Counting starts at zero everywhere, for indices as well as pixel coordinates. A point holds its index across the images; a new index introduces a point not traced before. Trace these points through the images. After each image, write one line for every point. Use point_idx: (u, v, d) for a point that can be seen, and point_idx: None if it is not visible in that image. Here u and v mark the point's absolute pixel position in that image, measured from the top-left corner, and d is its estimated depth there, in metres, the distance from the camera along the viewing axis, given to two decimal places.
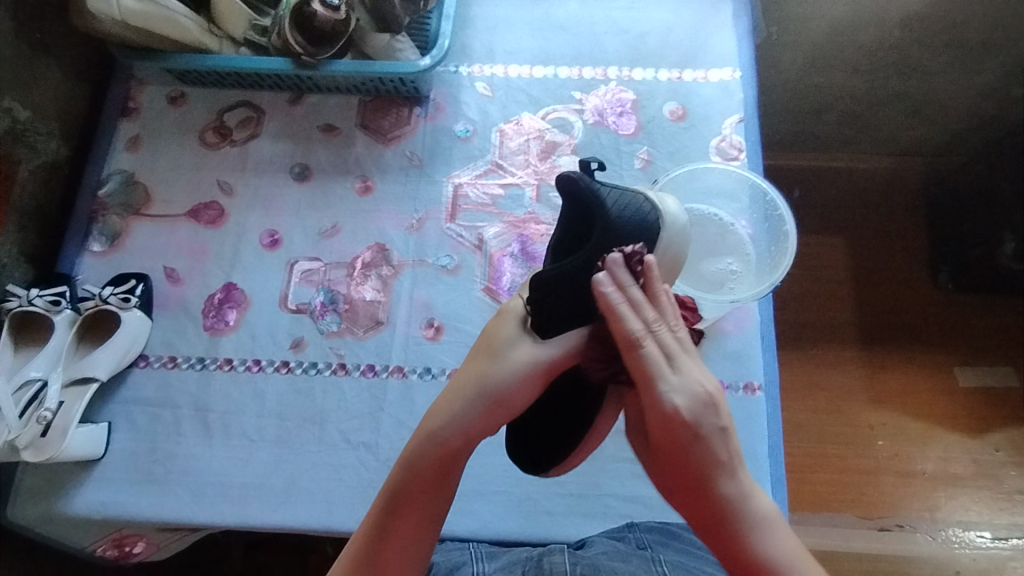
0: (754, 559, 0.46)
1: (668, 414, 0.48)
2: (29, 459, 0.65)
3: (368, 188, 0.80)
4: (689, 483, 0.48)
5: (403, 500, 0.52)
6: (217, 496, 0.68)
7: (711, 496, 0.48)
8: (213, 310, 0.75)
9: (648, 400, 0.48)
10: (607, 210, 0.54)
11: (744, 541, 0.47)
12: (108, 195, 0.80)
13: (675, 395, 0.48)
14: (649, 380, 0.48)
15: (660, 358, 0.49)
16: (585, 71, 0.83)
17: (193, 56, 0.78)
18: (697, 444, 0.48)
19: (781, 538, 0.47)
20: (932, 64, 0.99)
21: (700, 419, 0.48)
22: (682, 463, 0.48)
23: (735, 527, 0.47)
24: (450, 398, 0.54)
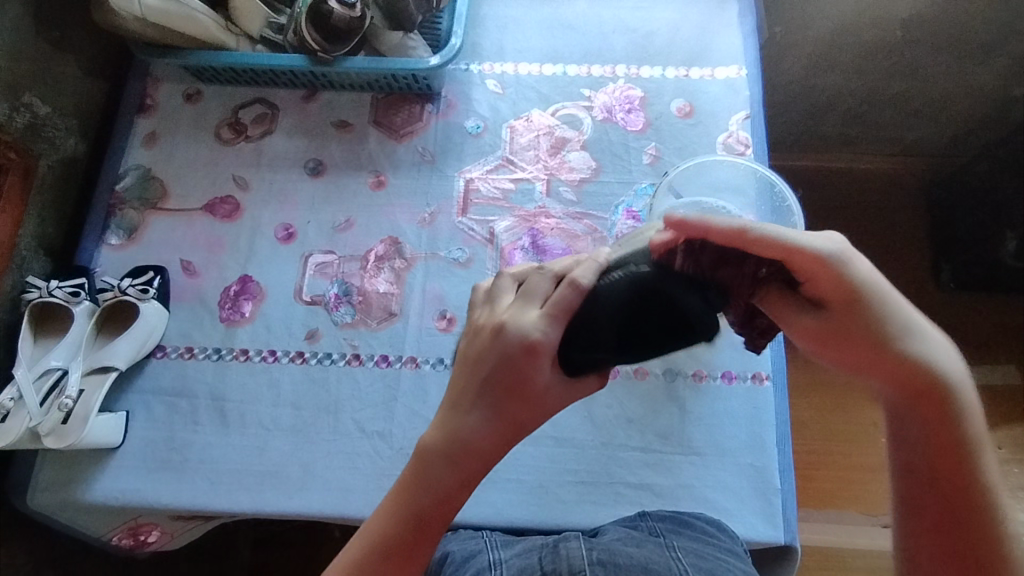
0: (942, 394, 0.50)
1: (836, 266, 0.49)
2: (50, 446, 0.66)
3: (381, 182, 0.81)
4: (869, 338, 0.50)
5: (425, 523, 0.49)
6: (233, 484, 0.69)
7: (898, 355, 0.50)
8: (229, 301, 0.76)
9: (813, 266, 0.49)
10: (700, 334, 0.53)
11: (931, 394, 0.50)
12: (125, 190, 0.82)
13: (827, 247, 0.49)
14: (797, 253, 0.48)
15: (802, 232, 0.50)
16: (594, 68, 0.85)
17: (210, 53, 0.79)
18: (880, 300, 0.50)
19: (954, 363, 0.51)
20: (935, 65, 1.00)
21: (873, 273, 0.50)
22: (868, 319, 0.50)
23: (925, 370, 0.50)
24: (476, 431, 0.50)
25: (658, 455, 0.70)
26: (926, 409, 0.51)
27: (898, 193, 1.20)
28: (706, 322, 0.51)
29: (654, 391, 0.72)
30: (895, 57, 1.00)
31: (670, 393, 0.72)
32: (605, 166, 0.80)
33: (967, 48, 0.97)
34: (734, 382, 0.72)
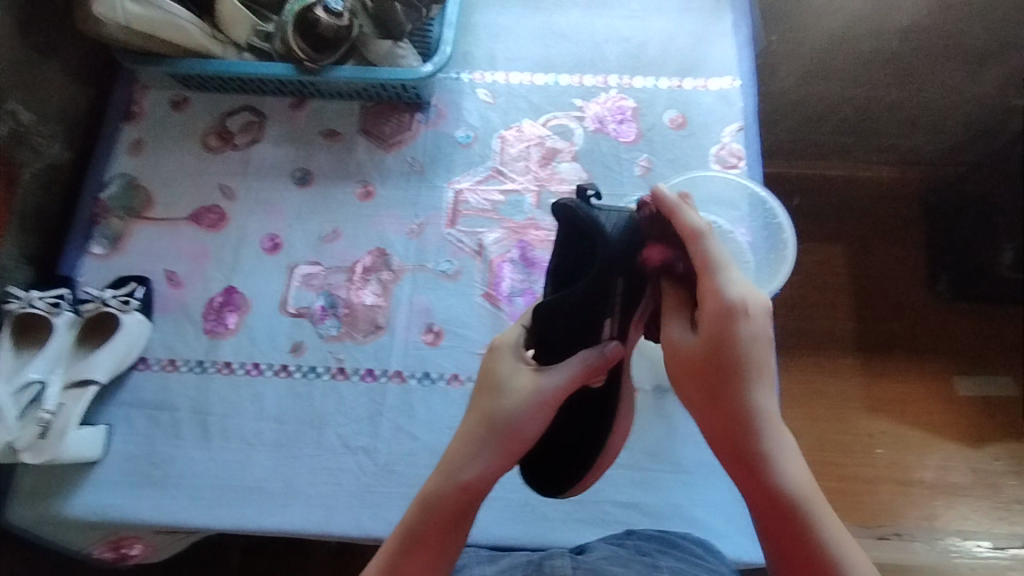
0: (766, 469, 0.50)
1: (728, 309, 0.50)
2: (28, 461, 0.65)
3: (369, 193, 0.80)
4: (720, 391, 0.51)
5: (418, 541, 0.51)
6: (215, 499, 0.68)
7: (737, 411, 0.51)
8: (213, 313, 0.75)
9: (710, 291, 0.50)
10: (608, 239, 0.54)
11: (764, 460, 0.51)
12: (110, 198, 0.81)
13: (734, 290, 0.50)
14: (713, 276, 0.50)
15: (722, 262, 0.51)
16: (586, 78, 0.84)
17: (198, 62, 0.78)
18: (751, 360, 0.51)
19: (792, 460, 0.51)
20: (933, 75, 0.99)
21: (761, 333, 0.51)
22: (717, 368, 0.50)
23: (755, 439, 0.51)
24: (468, 443, 0.53)
25: (646, 473, 0.69)
26: (749, 466, 0.51)
27: (895, 203, 1.19)
28: (602, 236, 0.54)
29: (644, 407, 0.71)
30: (893, 66, 0.99)
31: (659, 410, 0.71)
32: (596, 177, 0.79)
33: (964, 58, 0.96)
34: None
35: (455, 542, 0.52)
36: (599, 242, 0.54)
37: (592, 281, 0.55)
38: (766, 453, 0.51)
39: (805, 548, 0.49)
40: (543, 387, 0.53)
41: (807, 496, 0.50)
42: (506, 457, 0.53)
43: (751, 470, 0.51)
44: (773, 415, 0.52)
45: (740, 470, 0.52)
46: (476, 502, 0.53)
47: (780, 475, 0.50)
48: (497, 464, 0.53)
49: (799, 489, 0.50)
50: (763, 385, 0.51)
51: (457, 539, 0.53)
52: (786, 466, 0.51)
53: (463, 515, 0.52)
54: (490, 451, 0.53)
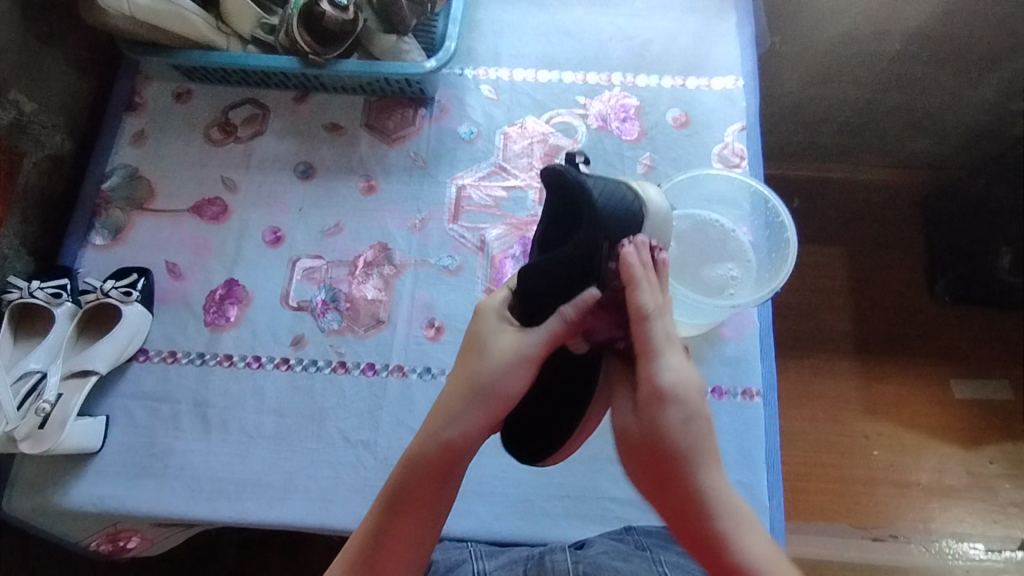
0: (731, 558, 0.45)
1: (658, 388, 0.50)
2: (27, 451, 0.64)
3: (372, 187, 0.80)
4: (666, 478, 0.48)
5: (404, 502, 0.52)
6: (214, 492, 0.68)
7: (690, 494, 0.47)
8: (214, 305, 0.75)
9: (643, 375, 0.51)
10: (593, 201, 0.55)
11: (723, 544, 0.46)
12: (111, 189, 0.80)
13: (666, 370, 0.51)
14: (651, 356, 0.51)
15: (663, 339, 0.52)
16: (590, 76, 0.84)
17: (202, 53, 0.78)
18: (692, 443, 0.48)
19: (757, 544, 0.46)
20: (935, 79, 1.00)
21: (695, 414, 0.50)
22: (662, 448, 0.48)
23: (713, 524, 0.46)
24: (453, 400, 0.54)
25: None
26: (712, 560, 0.46)
27: (894, 206, 1.20)
28: (587, 198, 0.55)
29: None
30: (895, 69, 0.99)
31: None
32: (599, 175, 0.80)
33: (966, 62, 0.97)
34: (724, 398, 0.71)
35: (441, 502, 0.53)
36: (585, 205, 0.56)
37: (579, 242, 0.55)
38: (726, 537, 0.46)
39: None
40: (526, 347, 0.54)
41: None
42: (489, 414, 0.54)
43: (715, 556, 0.46)
44: (729, 496, 0.48)
45: (708, 558, 0.46)
46: (461, 461, 0.53)
47: (745, 556, 0.45)
48: (480, 420, 0.54)
49: (769, 573, 0.44)
50: (711, 464, 0.49)
51: (444, 498, 0.53)
52: (750, 545, 0.46)
53: (448, 473, 0.53)
54: (474, 407, 0.54)
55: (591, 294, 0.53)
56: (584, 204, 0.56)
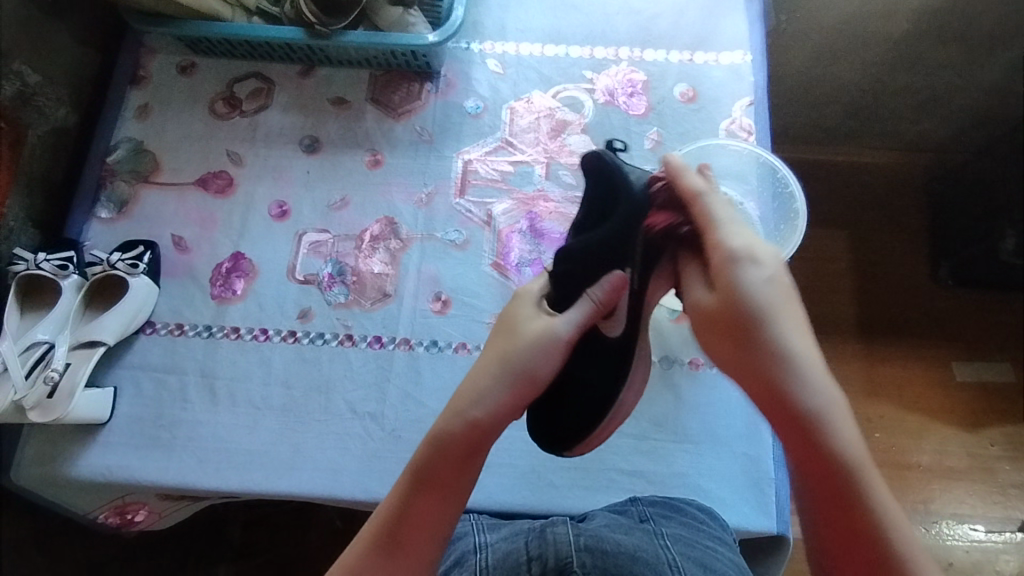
0: (806, 412, 0.50)
1: (729, 254, 0.55)
2: (36, 419, 0.65)
3: (377, 161, 0.80)
4: (743, 340, 0.53)
5: (429, 481, 0.53)
6: (222, 462, 0.68)
7: (777, 365, 0.52)
8: (221, 278, 0.75)
9: (714, 247, 0.56)
10: (629, 186, 0.61)
11: (811, 413, 0.50)
12: (116, 162, 0.80)
13: (734, 241, 0.55)
14: (714, 231, 0.56)
15: (723, 220, 0.57)
16: (597, 50, 0.83)
17: (206, 24, 0.77)
18: (772, 305, 0.53)
19: (838, 411, 0.50)
20: (941, 58, 0.99)
21: (778, 279, 0.54)
22: (749, 325, 0.53)
23: (789, 382, 0.51)
24: (485, 378, 0.56)
25: (652, 442, 0.69)
26: (783, 407, 0.51)
27: (899, 189, 1.19)
28: (624, 182, 0.61)
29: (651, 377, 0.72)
30: (902, 49, 0.99)
31: (666, 380, 0.71)
32: None
33: (972, 41, 0.96)
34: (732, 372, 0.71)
35: (469, 480, 0.54)
36: (621, 189, 0.61)
37: (621, 222, 0.60)
38: (811, 403, 0.50)
39: (854, 500, 0.48)
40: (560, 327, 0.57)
41: (858, 457, 0.49)
42: (517, 392, 0.56)
43: (788, 412, 0.51)
44: (816, 368, 0.52)
45: (791, 428, 0.51)
46: (488, 439, 0.55)
47: (830, 432, 0.49)
48: (507, 403, 0.56)
49: (855, 448, 0.49)
50: (800, 341, 0.53)
51: (474, 476, 0.54)
52: (836, 425, 0.50)
53: (475, 451, 0.54)
54: (504, 385, 0.56)
55: (619, 278, 0.59)
56: (620, 187, 0.61)
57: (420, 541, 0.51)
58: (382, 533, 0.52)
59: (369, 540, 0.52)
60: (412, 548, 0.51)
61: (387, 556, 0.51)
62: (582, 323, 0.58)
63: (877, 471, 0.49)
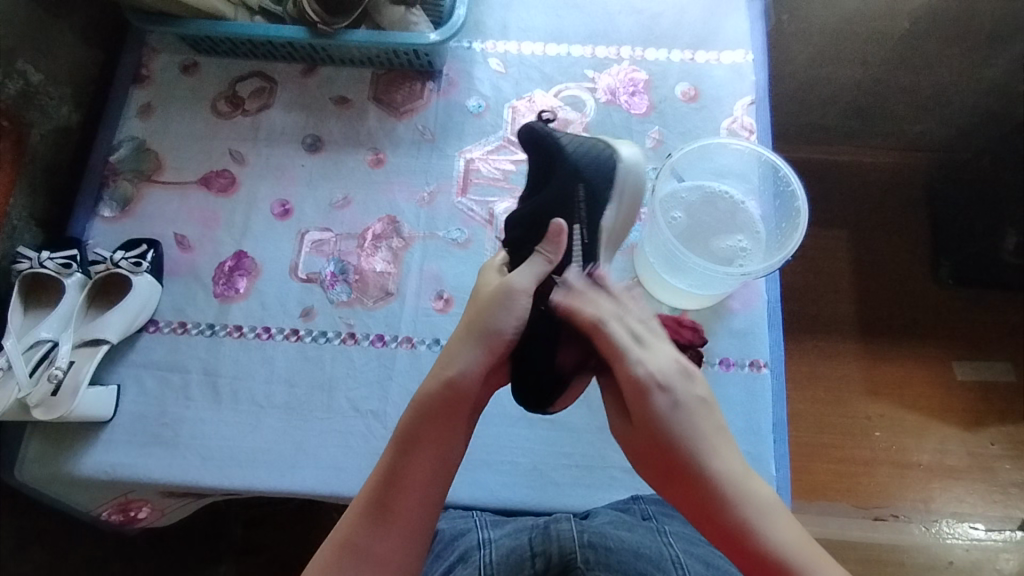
0: (748, 533, 0.53)
1: (641, 383, 0.57)
2: (40, 417, 0.65)
3: (380, 160, 0.80)
4: (677, 475, 0.56)
5: (415, 441, 0.56)
6: (225, 460, 0.68)
7: (706, 485, 0.55)
8: (224, 277, 0.75)
9: (629, 381, 0.58)
10: (563, 150, 0.64)
11: (743, 525, 0.53)
12: (119, 161, 0.80)
13: (641, 364, 0.58)
14: (621, 357, 0.58)
15: (626, 342, 0.59)
16: (599, 50, 0.84)
17: (209, 23, 0.78)
18: (684, 434, 0.56)
19: (773, 519, 0.53)
20: (942, 58, 0.99)
21: (688, 401, 0.57)
22: (672, 459, 0.56)
23: (728, 504, 0.54)
24: (457, 342, 0.59)
25: None
26: (726, 532, 0.53)
27: (900, 188, 1.19)
28: (560, 146, 0.64)
29: None
30: (903, 50, 0.99)
31: None
32: None
33: (974, 41, 0.96)
34: (733, 370, 0.71)
35: (452, 443, 0.57)
36: (555, 155, 0.64)
37: (556, 185, 0.63)
38: (746, 519, 0.53)
39: None
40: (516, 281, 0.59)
41: (796, 553, 0.51)
42: (485, 350, 0.58)
43: (732, 536, 0.53)
44: (743, 483, 0.55)
45: (731, 547, 0.53)
46: (467, 401, 0.57)
47: (765, 537, 0.52)
48: (480, 361, 0.58)
49: (788, 548, 0.51)
50: (716, 451, 0.56)
51: (456, 438, 0.57)
52: (769, 527, 0.52)
53: (454, 412, 0.57)
54: (474, 346, 0.58)
55: (557, 225, 0.60)
56: (554, 152, 0.64)
57: (408, 505, 0.54)
58: (373, 500, 0.55)
59: (362, 509, 0.54)
60: (401, 511, 0.54)
61: (379, 523, 0.54)
62: (538, 275, 0.60)
63: (817, 556, 0.51)
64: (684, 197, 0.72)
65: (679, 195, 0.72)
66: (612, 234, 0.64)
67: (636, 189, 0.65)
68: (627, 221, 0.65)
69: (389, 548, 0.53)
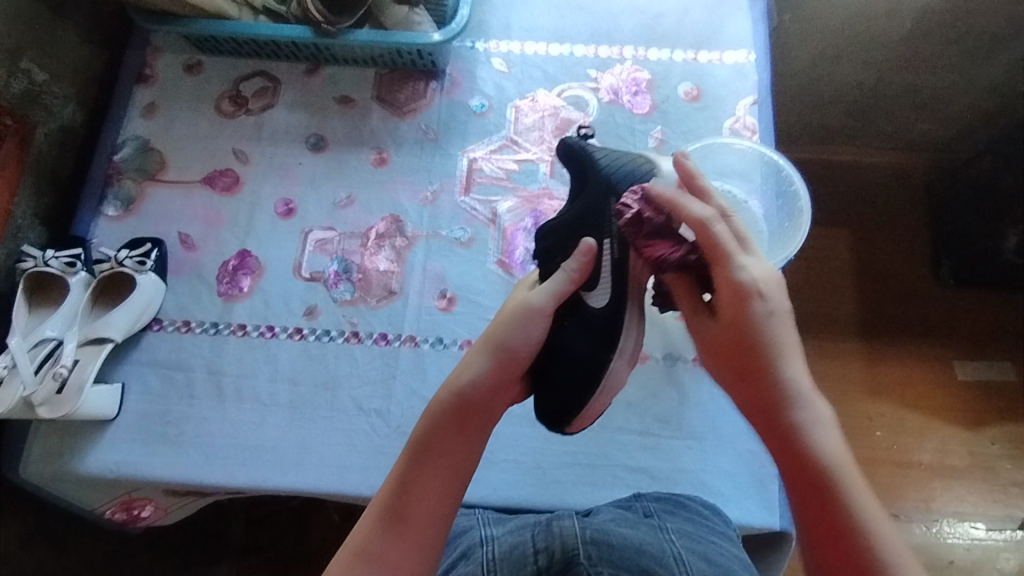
0: (801, 441, 0.47)
1: (742, 286, 0.50)
2: (45, 415, 0.66)
3: (383, 159, 0.80)
4: (747, 370, 0.49)
5: (428, 450, 0.53)
6: (229, 458, 0.68)
7: (772, 383, 0.48)
8: (228, 276, 0.75)
9: (726, 278, 0.50)
10: (596, 164, 0.63)
11: (796, 432, 0.47)
12: (123, 160, 0.80)
13: (749, 269, 0.50)
14: (726, 260, 0.50)
15: (731, 244, 0.51)
16: (601, 49, 0.84)
17: (213, 22, 0.78)
18: (774, 334, 0.49)
19: (830, 434, 0.47)
20: (943, 58, 0.99)
21: (781, 307, 0.50)
22: (744, 349, 0.50)
23: (789, 409, 0.48)
24: (470, 354, 0.56)
25: (656, 439, 0.69)
26: (782, 433, 0.48)
27: (901, 188, 1.19)
28: (595, 160, 0.63)
29: (653, 373, 0.72)
30: (905, 49, 0.99)
31: (670, 377, 0.72)
32: (611, 149, 0.80)
33: (976, 41, 0.96)
34: None
35: (468, 453, 0.53)
36: (589, 168, 0.63)
37: (590, 198, 0.62)
38: (804, 423, 0.47)
39: (846, 525, 0.44)
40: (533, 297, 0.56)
41: (842, 474, 0.45)
42: (499, 364, 0.55)
43: (787, 433, 0.47)
44: (812, 391, 0.48)
45: (778, 448, 0.48)
46: (483, 412, 0.54)
47: (813, 445, 0.46)
48: (492, 374, 0.55)
49: (835, 463, 0.46)
50: (794, 355, 0.49)
51: (473, 449, 0.54)
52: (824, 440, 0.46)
53: (467, 421, 0.54)
54: (486, 357, 0.55)
55: (586, 246, 0.57)
56: (587, 166, 0.63)
57: (423, 514, 0.50)
58: (387, 508, 0.51)
59: (374, 515, 0.51)
60: (416, 522, 0.50)
61: (391, 531, 0.50)
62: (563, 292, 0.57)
63: (863, 486, 0.45)
64: None
65: None
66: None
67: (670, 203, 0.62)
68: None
69: (403, 557, 0.49)
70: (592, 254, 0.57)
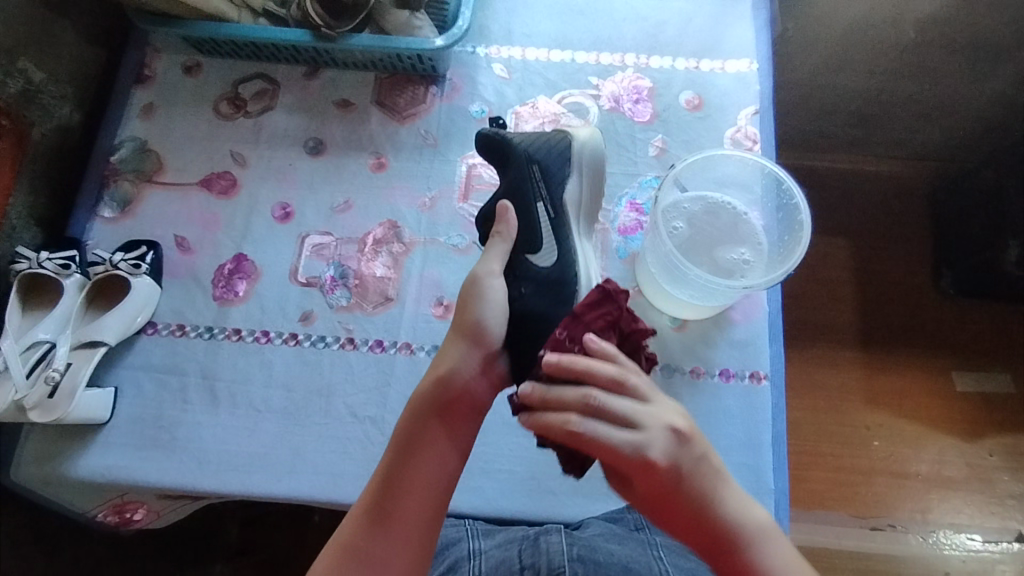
0: (749, 556, 0.50)
1: (642, 463, 0.50)
2: (37, 419, 0.65)
3: (382, 164, 0.80)
4: (672, 512, 0.52)
5: (416, 442, 0.54)
6: (222, 465, 0.68)
7: (710, 522, 0.51)
8: (223, 280, 0.75)
9: (628, 464, 0.50)
10: (512, 143, 0.65)
11: (744, 553, 0.51)
12: (120, 161, 0.80)
13: (648, 446, 0.50)
14: (619, 451, 0.50)
15: (613, 426, 0.51)
16: (603, 56, 0.83)
17: (212, 24, 0.78)
18: (687, 471, 0.51)
19: (773, 542, 0.51)
20: (947, 66, 0.98)
21: (684, 452, 0.51)
22: (682, 509, 0.51)
23: (729, 533, 0.51)
24: (448, 343, 0.58)
25: None
26: (721, 548, 0.51)
27: (905, 197, 1.18)
28: (510, 141, 0.66)
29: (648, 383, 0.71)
30: (911, 58, 0.98)
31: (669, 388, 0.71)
32: (610, 156, 0.79)
33: (982, 50, 0.96)
34: (732, 381, 0.71)
35: (454, 439, 0.55)
36: (507, 148, 0.66)
37: (513, 178, 0.65)
38: (735, 522, 0.51)
39: None
40: (485, 268, 0.60)
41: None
42: (480, 345, 0.57)
43: (725, 540, 0.51)
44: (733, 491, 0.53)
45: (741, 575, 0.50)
46: (465, 400, 0.56)
47: (763, 562, 0.50)
48: (474, 357, 0.57)
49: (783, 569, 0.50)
50: (720, 483, 0.52)
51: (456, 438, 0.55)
52: (767, 551, 0.50)
53: (454, 410, 0.56)
54: (463, 343, 0.57)
55: (504, 207, 0.62)
56: (504, 147, 0.66)
57: (409, 506, 0.52)
58: (372, 503, 0.53)
59: (361, 514, 0.53)
60: (401, 515, 0.52)
61: (377, 526, 0.52)
62: (502, 254, 0.60)
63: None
64: (686, 207, 0.72)
65: (681, 205, 0.72)
66: (577, 208, 0.67)
67: (594, 160, 0.68)
68: (590, 195, 0.68)
69: (390, 550, 0.51)
70: (511, 211, 0.62)
